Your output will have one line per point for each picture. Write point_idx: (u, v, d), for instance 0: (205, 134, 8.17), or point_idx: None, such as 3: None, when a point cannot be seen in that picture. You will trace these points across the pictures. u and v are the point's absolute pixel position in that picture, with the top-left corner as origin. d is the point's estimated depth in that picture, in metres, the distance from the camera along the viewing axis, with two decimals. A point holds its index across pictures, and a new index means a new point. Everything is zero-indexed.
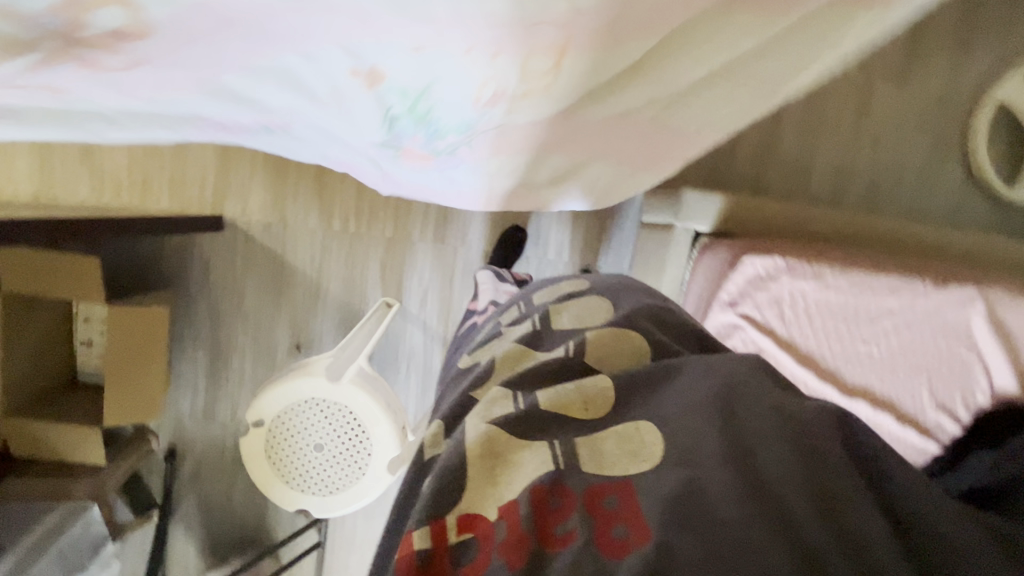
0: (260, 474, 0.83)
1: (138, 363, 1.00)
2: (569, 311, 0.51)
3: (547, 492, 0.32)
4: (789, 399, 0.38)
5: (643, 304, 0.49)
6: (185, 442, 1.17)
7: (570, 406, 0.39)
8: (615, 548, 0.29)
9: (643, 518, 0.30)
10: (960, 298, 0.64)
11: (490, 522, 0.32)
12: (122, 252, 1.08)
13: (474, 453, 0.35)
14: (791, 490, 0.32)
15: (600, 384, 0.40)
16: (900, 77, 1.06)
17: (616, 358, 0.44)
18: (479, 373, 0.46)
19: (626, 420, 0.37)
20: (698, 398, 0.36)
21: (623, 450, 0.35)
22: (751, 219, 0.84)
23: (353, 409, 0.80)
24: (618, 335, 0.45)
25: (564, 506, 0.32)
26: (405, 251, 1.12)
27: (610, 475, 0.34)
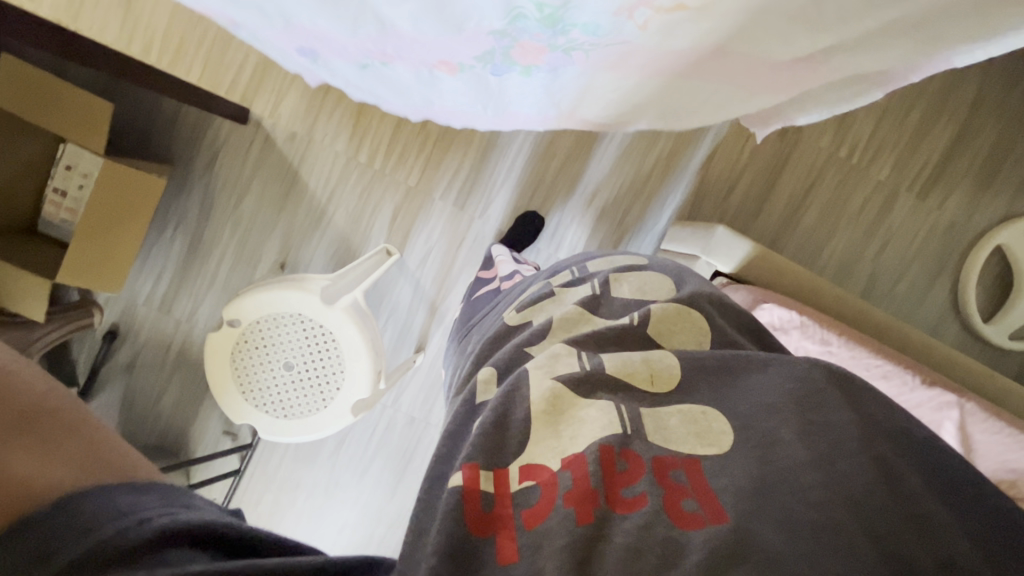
0: (216, 378, 0.78)
1: (119, 228, 0.93)
2: (629, 283, 0.61)
3: (615, 457, 0.42)
4: (858, 415, 0.46)
5: (702, 289, 0.58)
6: (130, 328, 1.09)
7: (634, 376, 0.49)
8: (688, 520, 0.38)
9: (717, 503, 0.39)
10: (939, 402, 0.72)
11: (554, 471, 0.43)
12: (133, 112, 1.01)
13: (539, 408, 0.47)
14: (866, 496, 0.40)
15: (666, 362, 0.50)
16: (923, 193, 1.13)
17: (678, 335, 0.54)
18: (534, 331, 0.56)
19: (694, 404, 0.47)
20: (768, 406, 0.46)
21: (690, 430, 0.45)
22: (771, 277, 0.86)
23: (337, 337, 0.77)
24: (679, 312, 0.55)
25: (629, 469, 0.42)
26: (422, 205, 1.09)
27: (677, 452, 0.43)
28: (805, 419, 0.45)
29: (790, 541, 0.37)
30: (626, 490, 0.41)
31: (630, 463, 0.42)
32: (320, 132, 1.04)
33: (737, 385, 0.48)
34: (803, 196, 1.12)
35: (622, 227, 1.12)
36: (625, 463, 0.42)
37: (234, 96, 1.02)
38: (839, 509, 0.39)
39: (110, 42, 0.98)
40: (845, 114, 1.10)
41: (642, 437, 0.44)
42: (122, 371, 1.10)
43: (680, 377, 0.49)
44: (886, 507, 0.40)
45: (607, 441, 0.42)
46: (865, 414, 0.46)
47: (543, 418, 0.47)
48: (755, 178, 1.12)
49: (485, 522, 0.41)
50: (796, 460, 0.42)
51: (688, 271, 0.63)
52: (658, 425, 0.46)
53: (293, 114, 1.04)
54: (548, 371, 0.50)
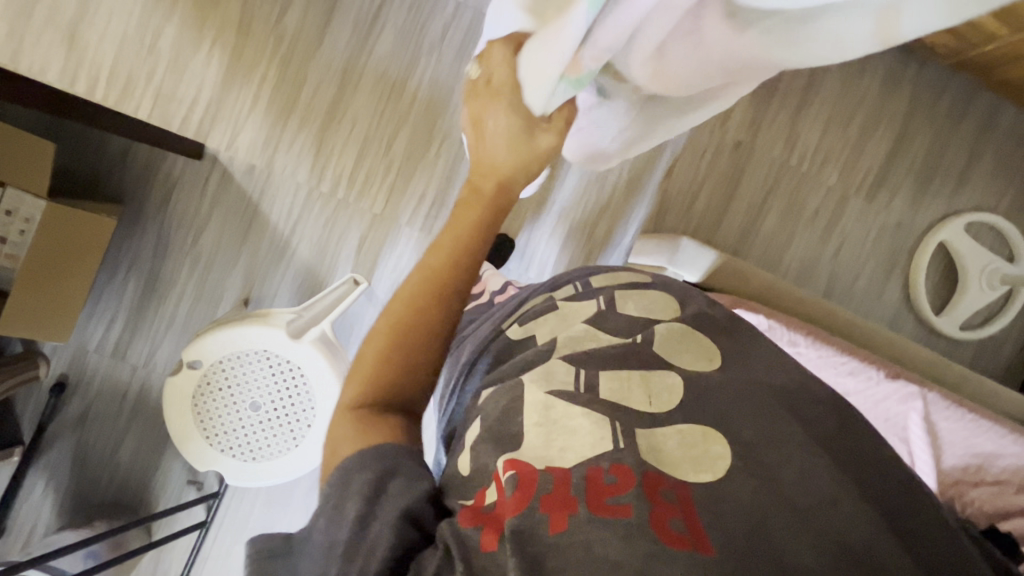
0: (176, 424, 0.73)
1: (64, 274, 0.88)
2: (635, 301, 0.60)
3: (603, 471, 0.41)
4: (843, 444, 0.47)
5: (706, 310, 0.60)
6: (81, 378, 1.02)
7: (630, 397, 0.48)
8: (673, 538, 0.37)
9: (705, 537, 0.38)
10: (903, 395, 0.75)
11: (536, 470, 0.42)
12: (79, 152, 0.97)
13: (532, 421, 0.46)
14: (863, 536, 0.40)
15: (667, 384, 0.49)
16: (869, 195, 1.19)
17: (682, 355, 0.53)
18: (541, 349, 0.55)
19: (694, 425, 0.46)
20: (769, 440, 0.45)
21: (687, 453, 0.44)
22: (738, 283, 0.88)
23: (306, 372, 0.74)
24: (683, 332, 0.56)
25: (618, 481, 0.41)
26: (389, 232, 1.07)
27: (668, 474, 0.42)
28: (807, 456, 0.44)
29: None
30: (611, 500, 0.39)
31: (619, 475, 0.41)
32: (279, 163, 1.02)
33: (737, 400, 0.48)
34: (761, 203, 1.17)
35: (592, 242, 1.14)
36: (616, 476, 0.41)
37: (188, 131, 0.99)
38: (826, 540, 0.39)
39: (52, 81, 0.95)
40: (793, 124, 1.15)
41: (634, 450, 0.43)
42: (72, 425, 1.03)
43: (683, 397, 0.48)
44: (880, 546, 0.40)
45: (595, 462, 0.42)
46: (852, 446, 0.47)
47: (535, 429, 0.45)
48: (714, 189, 1.15)
49: (479, 517, 0.41)
50: (794, 504, 0.41)
51: (692, 291, 0.64)
52: (652, 445, 0.44)
53: (251, 146, 1.01)
54: (542, 385, 0.49)
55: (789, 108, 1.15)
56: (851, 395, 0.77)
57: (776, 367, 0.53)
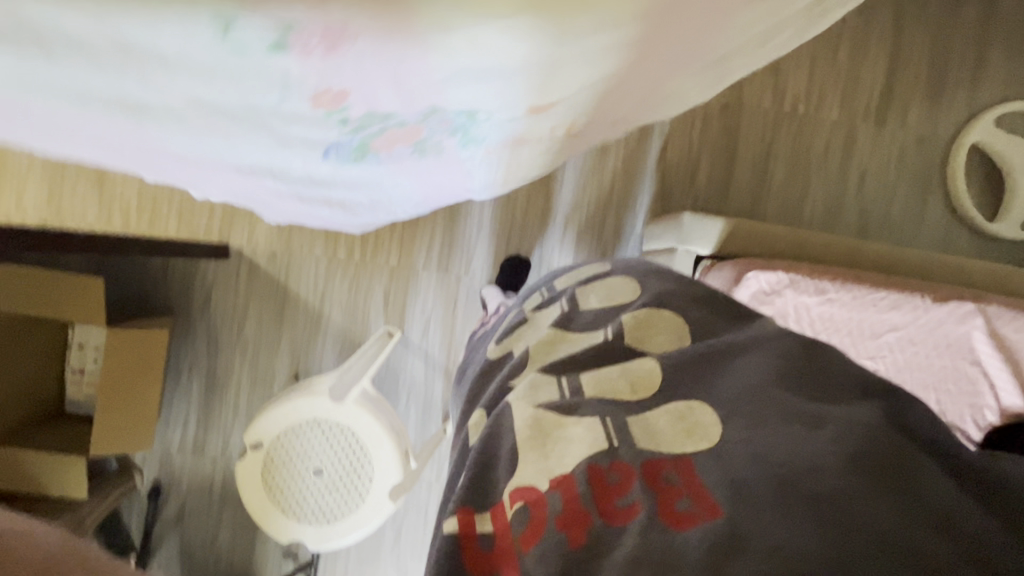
0: (255, 505, 0.79)
1: (137, 386, 0.97)
2: (596, 294, 0.61)
3: (603, 469, 0.40)
4: (807, 361, 0.47)
5: (669, 285, 0.58)
6: (172, 479, 1.11)
7: (618, 390, 0.48)
8: (684, 521, 0.36)
9: (705, 496, 0.37)
10: (958, 315, 0.71)
11: (543, 492, 0.39)
12: (127, 279, 1.08)
13: (525, 434, 0.44)
14: (853, 453, 0.39)
15: (646, 368, 0.49)
16: (878, 119, 1.13)
17: (655, 336, 0.53)
18: (514, 363, 0.55)
19: (679, 399, 0.45)
20: (745, 383, 0.45)
21: (678, 429, 0.43)
22: (753, 241, 0.86)
23: (356, 431, 0.78)
24: (651, 316, 0.54)
25: (620, 480, 0.40)
26: (409, 281, 1.12)
27: (666, 454, 0.41)
28: (777, 389, 0.44)
29: (777, 513, 0.35)
30: (619, 502, 0.38)
31: (620, 472, 0.40)
32: (297, 243, 1.10)
33: (706, 363, 0.48)
34: (765, 157, 1.14)
35: (603, 240, 1.14)
36: (617, 474, 0.40)
37: (212, 236, 1.08)
38: (841, 471, 0.37)
39: (92, 223, 1.07)
40: (778, 74, 1.12)
41: (630, 446, 0.42)
42: (173, 524, 1.12)
43: (662, 377, 0.48)
44: (873, 457, 0.39)
45: (595, 460, 0.40)
46: (821, 365, 0.47)
47: (531, 443, 0.43)
48: (712, 160, 1.14)
49: (487, 565, 0.38)
50: (776, 434, 0.41)
51: (655, 268, 0.62)
52: (646, 431, 0.43)
53: (269, 235, 1.09)
54: (530, 400, 0.47)
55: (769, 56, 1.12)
56: (900, 329, 0.72)
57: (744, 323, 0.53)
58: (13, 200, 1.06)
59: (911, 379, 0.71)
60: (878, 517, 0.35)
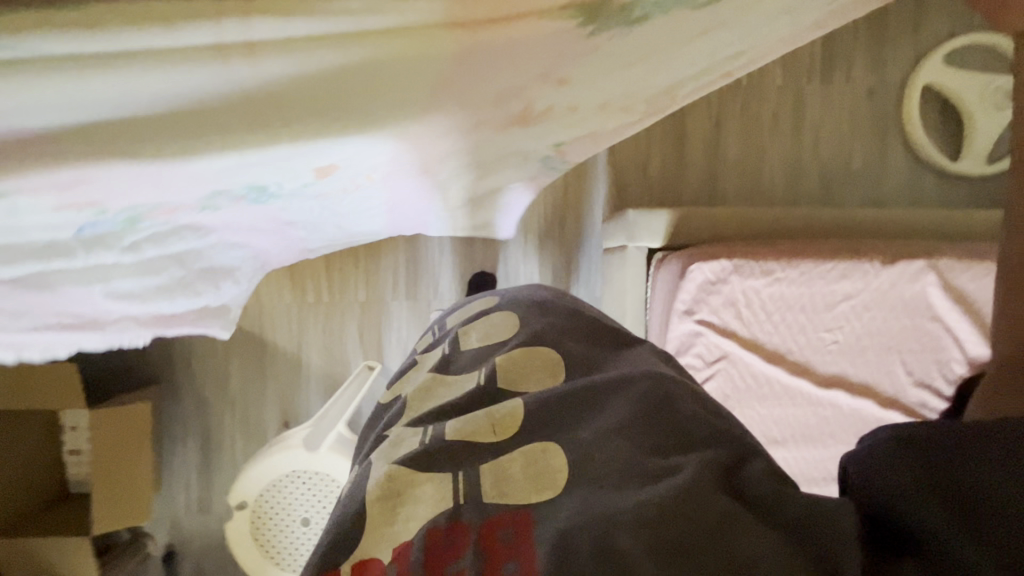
0: (252, 562, 0.81)
1: (128, 464, 0.99)
2: (477, 331, 0.56)
3: (440, 531, 0.35)
4: (682, 404, 0.41)
5: (550, 319, 0.54)
6: (184, 541, 1.14)
7: (476, 434, 0.42)
8: None
9: (532, 559, 0.32)
10: (911, 273, 0.69)
11: (383, 564, 0.35)
12: (109, 355, 1.10)
13: (373, 496, 0.39)
14: (702, 505, 0.32)
15: (509, 409, 0.43)
16: (823, 76, 1.12)
17: (528, 376, 0.47)
18: (393, 413, 0.50)
19: (535, 443, 0.40)
20: (605, 428, 0.39)
21: (528, 477, 0.38)
22: (700, 227, 0.86)
23: (336, 477, 0.79)
24: (523, 355, 0.49)
25: (456, 542, 0.34)
26: (381, 313, 1.13)
27: (507, 507, 0.36)
28: (639, 438, 0.38)
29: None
30: (449, 569, 0.33)
31: (458, 534, 0.34)
32: (266, 294, 1.11)
33: (572, 404, 0.42)
34: (716, 134, 1.13)
35: (566, 242, 1.14)
36: (455, 537, 0.34)
37: None
38: (671, 530, 0.31)
39: None
40: None
41: (472, 500, 0.37)
42: None
43: (523, 419, 0.42)
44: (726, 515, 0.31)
45: (433, 521, 0.35)
46: (694, 410, 0.41)
47: (378, 507, 0.38)
48: (663, 145, 1.13)
49: None
50: (616, 489, 0.34)
51: (535, 300, 0.58)
52: (496, 479, 0.38)
53: None
54: (386, 458, 0.43)
55: None
56: (855, 297, 0.70)
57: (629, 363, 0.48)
58: None
59: (870, 353, 0.71)
60: None
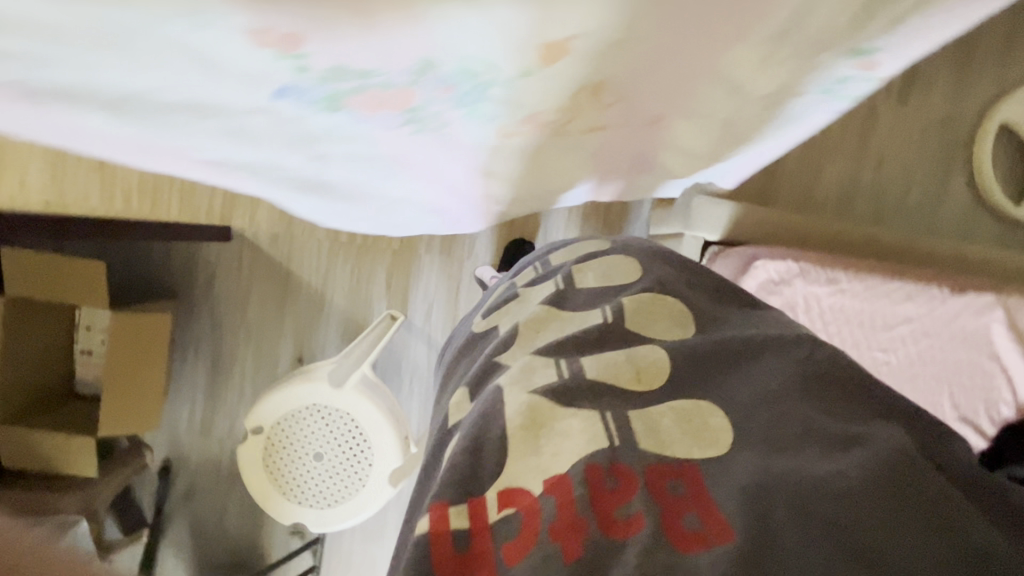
0: (259, 490, 0.80)
1: (143, 370, 0.98)
2: (594, 270, 0.59)
3: (600, 471, 0.38)
4: (826, 369, 0.47)
5: (672, 273, 0.58)
6: (180, 459, 1.13)
7: (619, 375, 0.46)
8: (690, 541, 0.34)
9: (719, 519, 0.35)
10: (976, 307, 0.68)
11: (536, 497, 0.38)
12: (131, 261, 1.08)
13: (517, 425, 0.42)
14: (889, 484, 0.37)
15: (653, 356, 0.47)
16: (901, 97, 1.08)
17: (655, 323, 0.52)
18: (502, 339, 0.54)
19: (686, 397, 0.44)
20: (770, 388, 0.44)
21: (685, 429, 0.42)
22: (760, 228, 0.84)
23: (356, 417, 0.79)
24: (653, 301, 0.53)
25: (619, 486, 0.38)
26: (411, 265, 1.11)
27: (672, 459, 0.40)
28: (809, 399, 0.44)
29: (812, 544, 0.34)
30: (618, 512, 0.36)
31: (620, 479, 0.38)
32: (299, 225, 1.08)
33: (717, 361, 0.47)
34: None
35: (609, 223, 1.11)
36: (616, 481, 0.38)
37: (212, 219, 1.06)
38: (869, 502, 0.36)
39: None
40: None
41: (629, 446, 0.40)
42: (183, 502, 1.14)
43: (668, 367, 0.46)
44: (913, 490, 0.37)
45: (592, 460, 0.38)
46: (836, 379, 0.46)
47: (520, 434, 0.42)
48: None
49: (462, 565, 0.35)
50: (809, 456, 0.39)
51: (654, 254, 0.61)
52: (650, 428, 0.42)
53: (271, 217, 1.08)
54: (523, 386, 0.45)
55: None
56: (914, 322, 0.69)
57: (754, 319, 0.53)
58: None
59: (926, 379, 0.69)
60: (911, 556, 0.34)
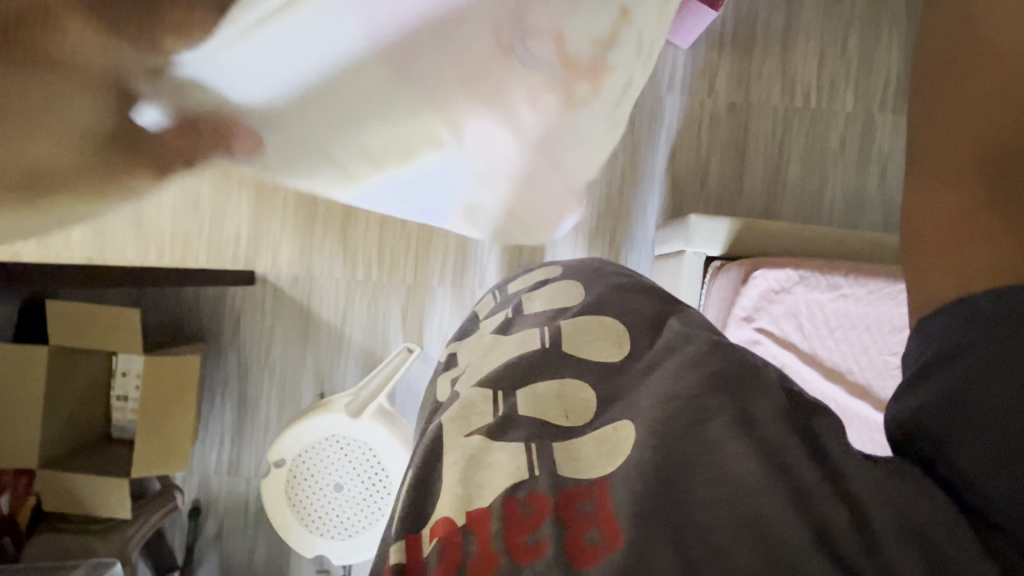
0: (279, 521, 0.83)
1: (167, 413, 1.01)
2: (540, 300, 0.67)
3: (519, 503, 0.44)
4: (704, 356, 0.53)
5: (610, 288, 0.65)
6: (209, 499, 1.16)
7: (546, 412, 0.52)
8: (591, 554, 0.40)
9: (615, 525, 0.42)
10: None
11: (455, 532, 0.43)
12: (163, 309, 1.14)
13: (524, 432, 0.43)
14: (747, 476, 0.43)
15: (582, 401, 0.53)
16: (896, 107, 1.10)
17: (588, 344, 0.59)
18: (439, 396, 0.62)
19: (604, 425, 0.51)
20: (672, 390, 0.50)
21: (600, 451, 0.48)
22: (761, 241, 0.85)
23: (373, 445, 0.81)
24: (592, 324, 0.61)
25: (534, 512, 0.44)
26: (426, 297, 1.15)
27: (587, 483, 0.46)
28: (696, 408, 0.48)
29: (643, 532, 0.41)
30: (529, 538, 0.42)
31: (535, 506, 0.44)
32: (318, 268, 1.14)
33: (635, 396, 0.52)
34: (780, 151, 1.11)
35: (614, 244, 1.13)
36: (532, 508, 0.44)
37: (238, 263, 1.13)
38: (725, 498, 0.42)
39: None
40: (785, 67, 1.10)
41: (548, 475, 0.46)
42: (212, 542, 1.16)
43: (595, 408, 0.53)
44: (754, 493, 0.42)
45: (510, 493, 0.45)
46: (733, 399, 0.49)
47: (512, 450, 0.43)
48: (722, 158, 1.12)
49: None
50: (664, 448, 0.46)
51: (594, 277, 0.69)
52: (569, 457, 0.48)
53: (291, 260, 1.14)
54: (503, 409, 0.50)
55: (776, 55, 1.10)
56: None
57: (681, 346, 0.56)
58: None
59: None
60: (717, 526, 0.41)
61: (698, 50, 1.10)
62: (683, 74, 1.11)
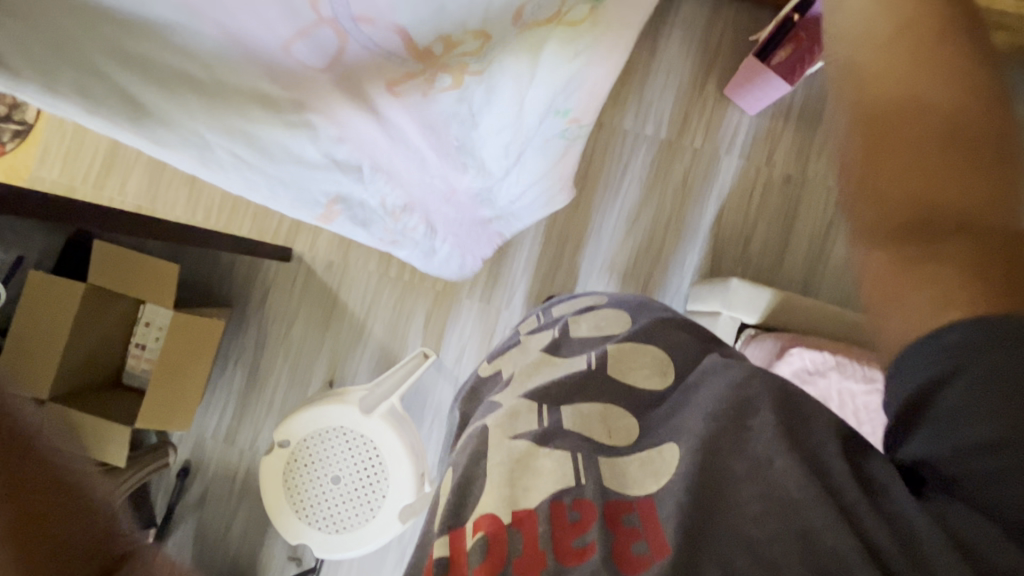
0: (271, 499, 0.83)
1: (186, 365, 1.03)
2: (586, 321, 0.69)
3: (565, 507, 0.45)
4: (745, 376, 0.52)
5: (655, 318, 0.67)
6: (200, 462, 1.16)
7: (592, 430, 0.53)
8: (637, 562, 0.41)
9: (662, 540, 0.42)
10: None
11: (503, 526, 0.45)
12: (199, 268, 1.17)
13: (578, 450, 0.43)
14: (795, 490, 0.42)
15: (627, 427, 0.54)
16: None
17: (632, 370, 0.60)
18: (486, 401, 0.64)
19: (649, 448, 0.51)
20: (713, 407, 0.50)
21: (647, 472, 0.48)
22: (800, 317, 0.84)
23: (377, 443, 0.81)
24: (636, 350, 0.62)
25: (580, 518, 0.45)
26: (451, 305, 1.15)
27: (633, 496, 0.47)
28: (739, 424, 0.47)
29: (688, 535, 0.41)
30: (575, 541, 0.43)
31: (582, 512, 0.45)
32: (354, 257, 1.16)
33: (680, 414, 0.53)
34: (827, 231, 1.11)
35: (647, 290, 1.13)
36: (578, 514, 0.45)
37: (279, 239, 1.16)
38: (773, 513, 0.42)
39: (180, 213, 1.16)
40: None
41: (596, 484, 0.47)
42: (193, 508, 1.16)
43: (636, 435, 0.54)
44: (805, 508, 0.41)
45: (558, 496, 0.46)
46: (787, 417, 0.47)
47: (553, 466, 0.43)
48: (770, 226, 1.12)
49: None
50: (703, 457, 0.46)
51: (642, 308, 0.71)
52: (615, 472, 0.49)
53: (329, 246, 1.16)
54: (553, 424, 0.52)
55: None
56: None
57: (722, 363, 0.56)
58: (116, 185, 1.16)
59: None
60: (769, 539, 0.41)
61: (763, 118, 1.11)
62: (743, 138, 1.12)
